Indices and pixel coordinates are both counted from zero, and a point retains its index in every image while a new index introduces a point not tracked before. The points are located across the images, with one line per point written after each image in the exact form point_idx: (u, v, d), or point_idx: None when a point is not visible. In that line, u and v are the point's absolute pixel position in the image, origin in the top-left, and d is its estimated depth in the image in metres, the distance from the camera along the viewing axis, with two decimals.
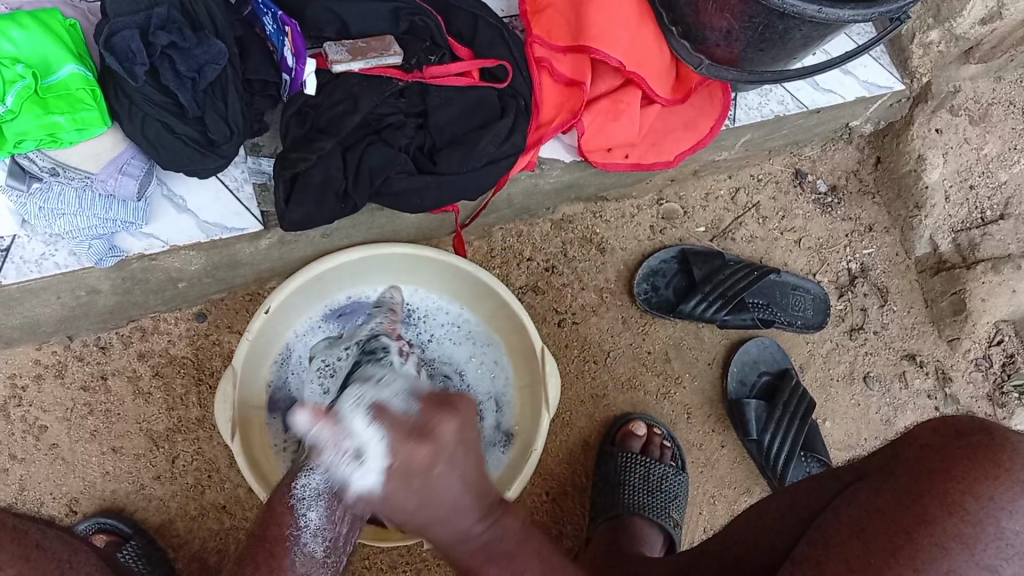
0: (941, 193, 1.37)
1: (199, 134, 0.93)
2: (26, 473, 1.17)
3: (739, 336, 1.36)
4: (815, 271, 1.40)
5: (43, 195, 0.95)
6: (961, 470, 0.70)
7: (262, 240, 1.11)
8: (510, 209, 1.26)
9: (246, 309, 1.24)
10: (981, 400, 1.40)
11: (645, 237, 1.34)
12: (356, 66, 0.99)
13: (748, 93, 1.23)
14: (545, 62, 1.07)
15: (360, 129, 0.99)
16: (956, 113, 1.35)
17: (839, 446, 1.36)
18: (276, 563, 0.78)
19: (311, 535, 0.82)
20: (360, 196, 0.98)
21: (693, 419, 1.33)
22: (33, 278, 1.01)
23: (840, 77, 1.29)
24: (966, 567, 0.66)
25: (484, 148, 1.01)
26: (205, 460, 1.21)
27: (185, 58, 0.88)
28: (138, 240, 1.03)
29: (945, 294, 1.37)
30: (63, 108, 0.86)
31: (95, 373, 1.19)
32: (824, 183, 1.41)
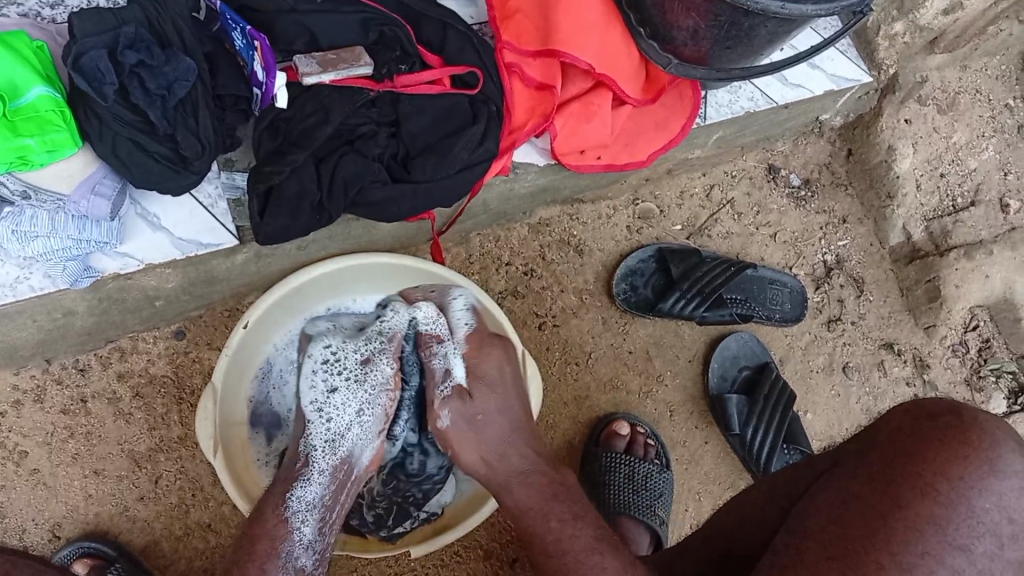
0: (912, 183, 1.38)
1: (171, 152, 0.93)
2: (7, 499, 1.15)
3: (720, 332, 1.37)
4: (792, 265, 1.41)
5: (16, 219, 0.94)
6: (932, 453, 0.71)
7: (238, 255, 1.11)
8: (487, 214, 1.26)
9: (225, 325, 1.23)
10: (960, 386, 1.42)
11: (622, 237, 1.35)
12: (328, 77, 0.98)
13: (717, 91, 1.24)
14: (515, 67, 1.07)
15: (333, 140, 0.99)
16: (924, 103, 1.37)
17: (820, 438, 1.38)
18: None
19: (303, 549, 0.90)
20: (335, 207, 0.99)
21: (677, 417, 1.34)
22: (7, 302, 1.00)
23: (808, 71, 1.30)
24: (939, 548, 0.67)
25: (458, 154, 1.01)
26: (189, 479, 1.20)
27: (153, 75, 0.88)
28: (114, 259, 1.03)
29: (920, 282, 1.39)
30: (33, 130, 0.85)
31: (75, 396, 1.18)
32: (796, 177, 1.43)
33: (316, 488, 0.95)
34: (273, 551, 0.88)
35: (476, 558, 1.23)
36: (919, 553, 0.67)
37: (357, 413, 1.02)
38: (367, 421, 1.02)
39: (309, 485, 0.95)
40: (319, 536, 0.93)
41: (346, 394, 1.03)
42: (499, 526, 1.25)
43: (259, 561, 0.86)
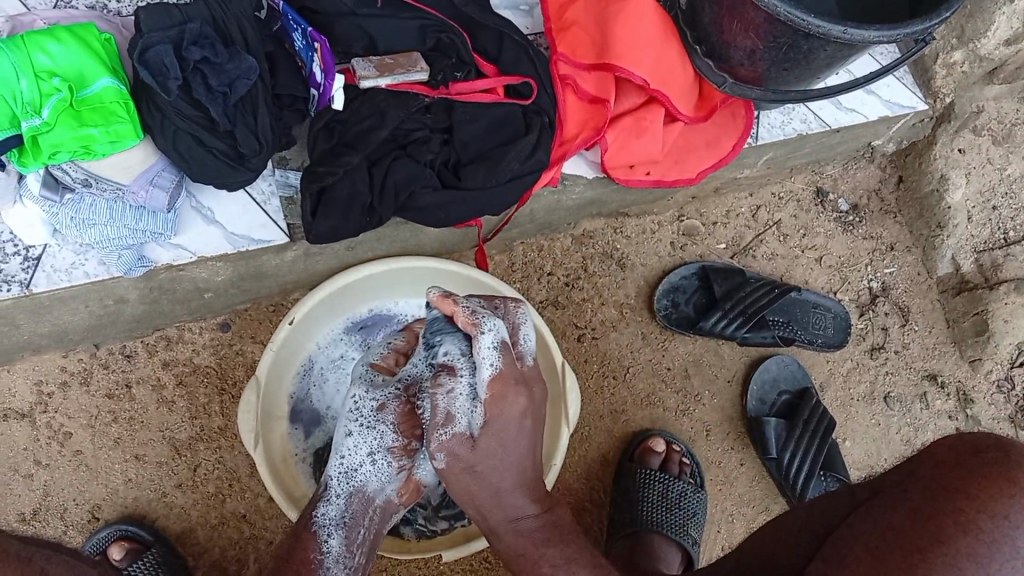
0: (964, 214, 1.36)
1: (230, 147, 0.95)
2: (50, 478, 1.18)
3: (759, 355, 1.36)
4: (836, 290, 1.40)
5: (75, 206, 0.97)
6: (975, 489, 0.69)
7: (287, 252, 1.13)
8: (532, 223, 1.27)
9: (270, 320, 1.25)
10: (1004, 422, 1.39)
11: (666, 253, 1.34)
12: (384, 82, 0.99)
13: (770, 112, 1.24)
14: (569, 79, 1.08)
15: (386, 144, 1.01)
16: (979, 133, 1.35)
17: (858, 466, 1.36)
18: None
19: (334, 558, 0.90)
20: (386, 209, 1.01)
21: (713, 437, 1.33)
22: (62, 287, 1.03)
23: (862, 97, 1.29)
24: None
25: (509, 165, 1.02)
26: (226, 469, 1.22)
27: (216, 73, 0.89)
28: (167, 250, 1.06)
29: (967, 315, 1.37)
30: (97, 120, 0.88)
31: (120, 382, 1.21)
32: (845, 202, 1.41)
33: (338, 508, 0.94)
34: (308, 558, 0.88)
35: (504, 566, 1.24)
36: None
37: (371, 453, 0.96)
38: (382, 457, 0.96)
39: (333, 506, 0.94)
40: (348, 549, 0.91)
41: (360, 435, 0.97)
42: None
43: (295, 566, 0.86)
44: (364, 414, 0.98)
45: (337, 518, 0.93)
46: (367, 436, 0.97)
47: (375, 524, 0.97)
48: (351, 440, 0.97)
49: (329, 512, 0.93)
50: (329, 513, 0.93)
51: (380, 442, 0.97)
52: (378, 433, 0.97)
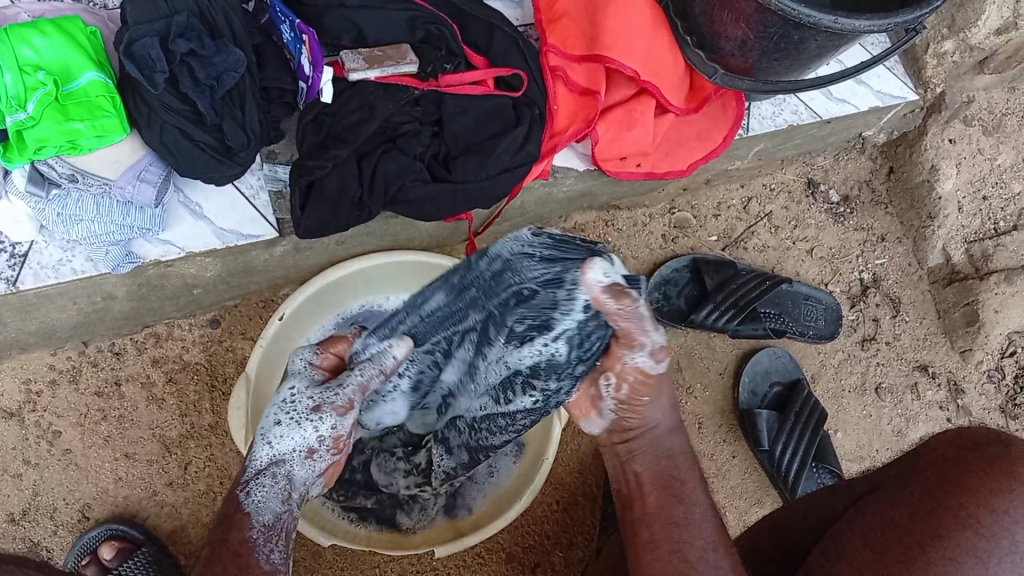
0: (954, 204, 1.36)
1: (218, 141, 0.94)
2: (39, 478, 1.17)
3: (751, 346, 1.36)
4: (827, 282, 1.40)
5: (62, 203, 0.96)
6: (976, 483, 0.68)
7: (277, 247, 1.12)
8: (523, 217, 1.26)
9: (260, 316, 1.25)
10: (994, 412, 1.39)
11: (657, 245, 1.34)
12: (373, 74, 0.98)
13: (762, 103, 1.23)
14: (559, 71, 1.08)
15: (376, 137, 1.00)
16: (970, 123, 1.35)
17: (849, 457, 1.37)
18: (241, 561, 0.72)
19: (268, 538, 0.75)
20: (375, 203, 1.00)
21: (706, 430, 1.33)
22: (49, 284, 1.02)
23: (853, 87, 1.29)
24: None
25: (499, 157, 1.02)
26: (218, 467, 1.21)
27: (203, 66, 0.88)
28: (155, 246, 1.04)
29: (957, 305, 1.37)
30: (83, 115, 0.87)
31: (109, 379, 1.19)
32: (836, 194, 1.41)
33: (274, 499, 0.78)
34: (243, 540, 0.74)
35: (497, 561, 1.23)
36: None
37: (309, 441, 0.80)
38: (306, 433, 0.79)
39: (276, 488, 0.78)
40: (280, 534, 0.76)
41: (293, 425, 0.79)
42: (522, 531, 1.25)
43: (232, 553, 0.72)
44: (300, 404, 0.80)
45: (266, 502, 0.77)
46: (300, 424, 0.79)
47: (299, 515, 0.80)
48: (281, 426, 0.79)
49: (256, 494, 0.77)
50: (256, 495, 0.77)
51: (311, 440, 0.80)
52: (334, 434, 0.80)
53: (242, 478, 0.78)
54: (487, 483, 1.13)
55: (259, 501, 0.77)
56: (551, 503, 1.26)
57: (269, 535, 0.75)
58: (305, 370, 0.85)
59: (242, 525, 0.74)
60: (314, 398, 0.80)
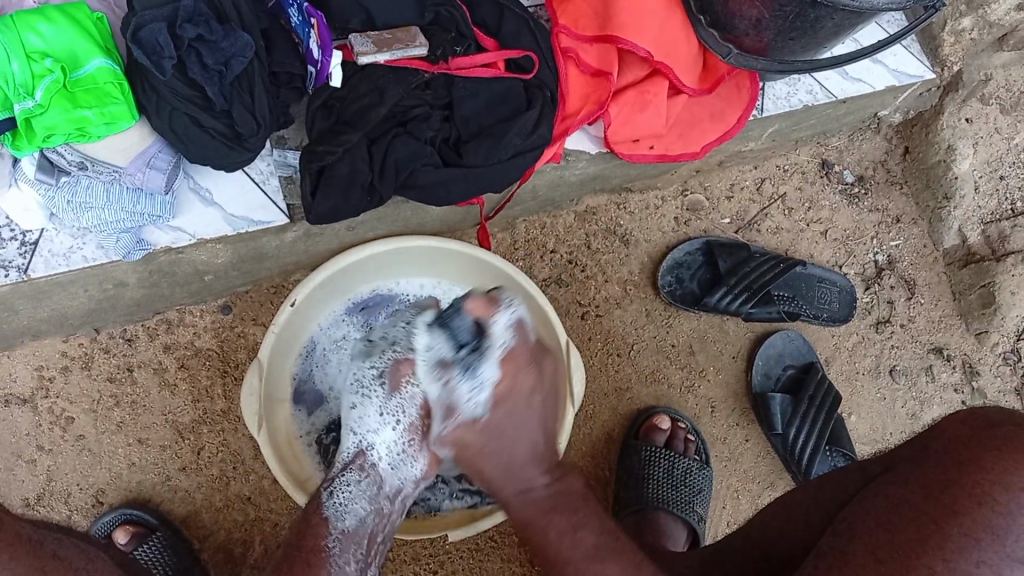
0: (971, 184, 1.35)
1: (227, 127, 0.93)
2: (54, 464, 1.18)
3: (764, 330, 1.35)
4: (842, 263, 1.38)
5: (72, 189, 0.95)
6: (990, 461, 0.67)
7: (287, 233, 1.11)
8: (535, 201, 1.25)
9: (271, 302, 1.24)
10: (1010, 394, 1.38)
11: (670, 228, 1.33)
12: (383, 57, 0.97)
13: (776, 83, 1.22)
14: (571, 52, 1.06)
15: (386, 121, 0.99)
16: (987, 102, 1.32)
17: (864, 440, 1.36)
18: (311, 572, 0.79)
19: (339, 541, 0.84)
20: (386, 187, 0.99)
21: (718, 414, 1.33)
22: (60, 272, 1.02)
23: (868, 66, 1.27)
24: (1000, 560, 0.63)
25: (511, 141, 1.01)
26: (231, 452, 1.21)
27: (211, 50, 0.87)
28: (165, 233, 1.04)
29: (974, 287, 1.36)
30: (91, 102, 0.86)
31: (122, 365, 1.20)
32: (850, 174, 1.40)
33: (357, 497, 0.88)
34: (320, 546, 0.82)
35: (511, 544, 1.24)
36: (975, 560, 0.63)
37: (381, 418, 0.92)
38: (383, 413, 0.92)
39: (350, 486, 0.88)
40: (360, 537, 0.86)
41: (366, 406, 0.94)
42: None
43: (306, 558, 0.80)
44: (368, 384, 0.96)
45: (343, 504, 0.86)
46: (370, 400, 0.94)
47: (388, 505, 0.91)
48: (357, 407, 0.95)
49: (336, 500, 0.87)
50: (336, 501, 0.87)
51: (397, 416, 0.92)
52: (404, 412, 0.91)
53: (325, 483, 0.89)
54: None
55: (339, 505, 0.86)
56: None
57: (344, 543, 0.84)
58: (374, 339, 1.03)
59: (321, 533, 0.83)
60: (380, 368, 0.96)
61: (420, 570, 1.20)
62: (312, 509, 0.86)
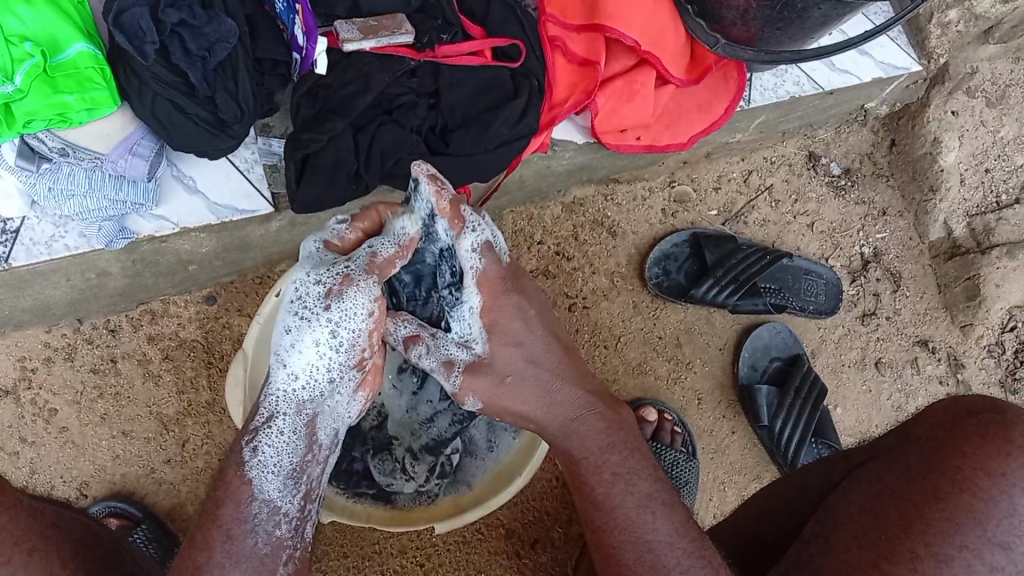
0: (956, 176, 1.35)
1: (210, 114, 0.92)
2: (36, 456, 1.17)
3: (751, 322, 1.35)
4: (828, 256, 1.39)
5: (52, 176, 0.94)
6: (970, 446, 0.67)
7: (272, 222, 1.10)
8: (522, 191, 1.25)
9: (256, 293, 1.23)
10: (994, 386, 1.39)
11: (657, 220, 1.33)
12: (368, 45, 0.97)
13: (763, 74, 1.22)
14: (559, 41, 1.06)
15: (372, 109, 0.99)
16: (973, 95, 1.34)
17: (850, 433, 1.36)
18: (233, 545, 0.72)
19: (265, 512, 0.75)
20: (372, 177, 0.98)
21: (704, 406, 1.33)
22: (42, 260, 1.01)
23: (855, 58, 1.27)
24: (980, 543, 0.64)
25: (498, 130, 1.00)
26: (215, 444, 1.20)
27: (194, 36, 0.87)
28: (148, 222, 1.03)
29: (959, 280, 1.36)
30: (73, 87, 0.85)
31: (105, 356, 1.19)
32: (837, 166, 1.40)
33: (286, 452, 0.78)
34: (237, 517, 0.74)
35: (498, 536, 1.23)
36: (959, 545, 0.63)
37: (318, 348, 0.79)
38: (317, 336, 0.79)
39: (279, 436, 0.79)
40: (286, 502, 0.77)
41: (305, 328, 0.79)
42: (520, 507, 1.25)
43: (222, 523, 0.74)
44: (305, 305, 0.79)
45: (271, 466, 0.77)
46: (309, 322, 0.79)
47: (322, 462, 0.82)
48: (289, 336, 0.80)
49: (263, 459, 0.77)
50: (263, 460, 0.77)
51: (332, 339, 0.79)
52: (343, 328, 0.78)
53: (246, 439, 0.78)
54: (488, 457, 1.11)
55: (263, 466, 0.77)
56: (550, 479, 1.26)
57: (268, 512, 0.76)
58: (318, 253, 0.81)
59: (242, 499, 0.75)
60: (326, 280, 0.78)
61: (406, 563, 1.20)
62: (231, 467, 0.77)
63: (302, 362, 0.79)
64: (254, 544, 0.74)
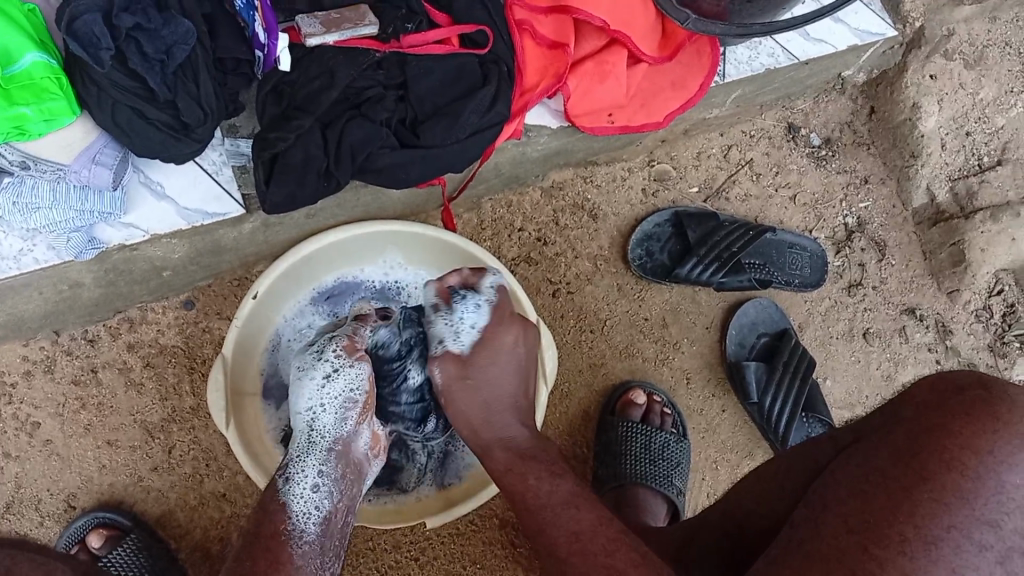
0: (937, 141, 1.34)
1: (172, 119, 0.89)
2: (21, 471, 1.15)
3: (737, 299, 1.34)
4: (812, 228, 1.37)
5: (16, 189, 0.91)
6: (959, 425, 0.66)
7: (245, 223, 1.08)
8: (499, 178, 1.23)
9: (235, 294, 1.21)
10: (983, 351, 1.38)
11: (637, 200, 1.31)
12: (331, 38, 0.95)
13: (737, 47, 1.19)
14: (526, 24, 1.04)
15: (339, 104, 0.96)
16: (950, 57, 1.32)
17: (840, 404, 1.36)
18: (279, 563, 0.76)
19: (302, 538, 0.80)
20: (343, 172, 0.96)
21: (694, 384, 1.32)
22: (11, 275, 0.98)
23: (830, 25, 1.24)
24: (970, 522, 0.61)
25: (468, 118, 0.98)
26: (202, 449, 1.19)
27: (150, 38, 0.84)
28: (118, 230, 1.01)
29: (943, 246, 1.36)
30: (29, 98, 0.82)
31: (85, 367, 1.17)
32: (817, 137, 1.39)
33: (316, 489, 0.86)
34: (278, 531, 0.80)
35: (492, 527, 1.23)
36: (949, 525, 0.61)
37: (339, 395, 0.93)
38: (335, 388, 0.93)
39: (314, 465, 0.88)
40: (323, 533, 0.83)
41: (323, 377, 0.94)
42: None
43: (267, 545, 0.78)
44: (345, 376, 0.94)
45: (305, 492, 0.85)
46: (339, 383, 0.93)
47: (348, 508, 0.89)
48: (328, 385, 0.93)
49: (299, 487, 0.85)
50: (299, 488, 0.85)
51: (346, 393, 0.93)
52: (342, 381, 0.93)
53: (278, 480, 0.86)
54: None
55: (298, 493, 0.84)
56: None
57: (306, 544, 0.80)
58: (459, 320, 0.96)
59: (280, 519, 0.81)
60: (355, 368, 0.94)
61: (402, 558, 1.19)
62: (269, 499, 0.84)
63: (328, 412, 0.92)
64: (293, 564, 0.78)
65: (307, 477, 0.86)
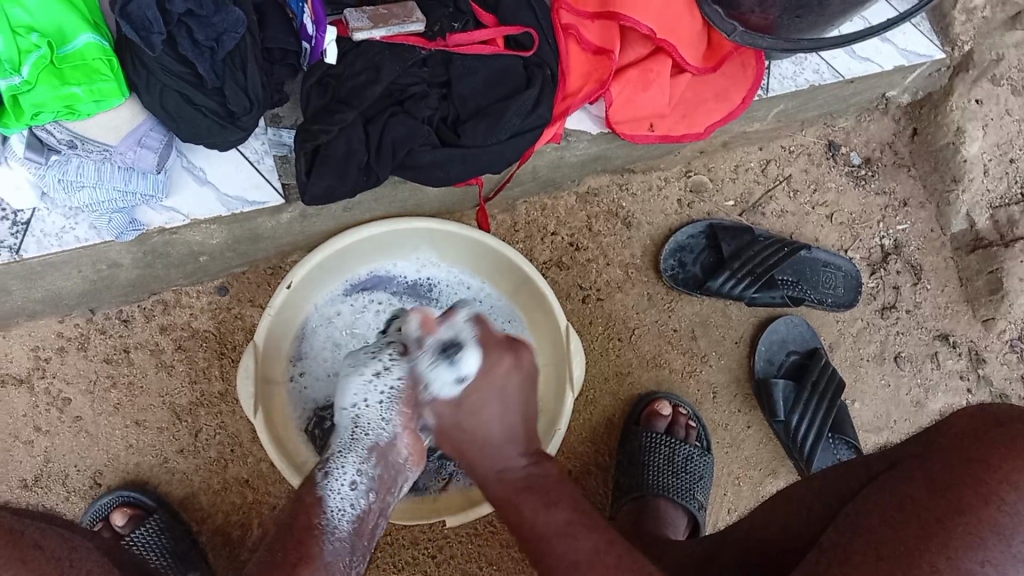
0: (979, 167, 1.33)
1: (219, 106, 0.91)
2: (51, 445, 1.17)
3: (769, 314, 1.33)
4: (847, 248, 1.36)
5: (62, 168, 0.93)
6: (998, 460, 0.64)
7: (283, 214, 1.10)
8: (535, 182, 1.23)
9: (268, 283, 1.23)
10: (1016, 381, 1.37)
11: (672, 211, 1.31)
12: (378, 33, 0.95)
13: (782, 62, 1.19)
14: (572, 29, 1.05)
15: (382, 100, 0.97)
16: (998, 82, 1.32)
17: (868, 428, 1.34)
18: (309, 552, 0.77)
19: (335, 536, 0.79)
20: (383, 168, 0.97)
21: (720, 399, 1.31)
22: (53, 252, 1.00)
23: (877, 46, 1.24)
24: (1003, 559, 0.60)
25: (510, 120, 0.98)
26: (227, 434, 1.20)
27: (202, 26, 0.84)
28: (159, 213, 1.02)
29: (981, 273, 1.34)
30: (80, 78, 0.84)
31: (118, 346, 1.19)
32: (857, 156, 1.37)
33: (353, 487, 0.85)
34: (313, 525, 0.79)
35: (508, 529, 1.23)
36: (977, 560, 0.60)
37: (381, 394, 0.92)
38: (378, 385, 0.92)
39: (353, 463, 0.87)
40: (357, 532, 0.82)
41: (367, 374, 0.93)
42: None
43: (300, 536, 0.77)
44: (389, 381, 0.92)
45: (343, 488, 0.84)
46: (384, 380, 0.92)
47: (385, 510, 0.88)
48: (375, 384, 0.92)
49: (338, 482, 0.85)
50: (338, 483, 0.84)
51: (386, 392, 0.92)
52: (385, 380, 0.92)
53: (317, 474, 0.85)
54: None
55: (335, 487, 0.84)
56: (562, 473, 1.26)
57: (339, 541, 0.79)
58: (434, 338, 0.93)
59: (315, 514, 0.80)
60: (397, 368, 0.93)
61: (418, 554, 1.20)
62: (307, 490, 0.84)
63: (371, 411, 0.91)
64: (324, 555, 0.76)
65: (346, 474, 0.86)
